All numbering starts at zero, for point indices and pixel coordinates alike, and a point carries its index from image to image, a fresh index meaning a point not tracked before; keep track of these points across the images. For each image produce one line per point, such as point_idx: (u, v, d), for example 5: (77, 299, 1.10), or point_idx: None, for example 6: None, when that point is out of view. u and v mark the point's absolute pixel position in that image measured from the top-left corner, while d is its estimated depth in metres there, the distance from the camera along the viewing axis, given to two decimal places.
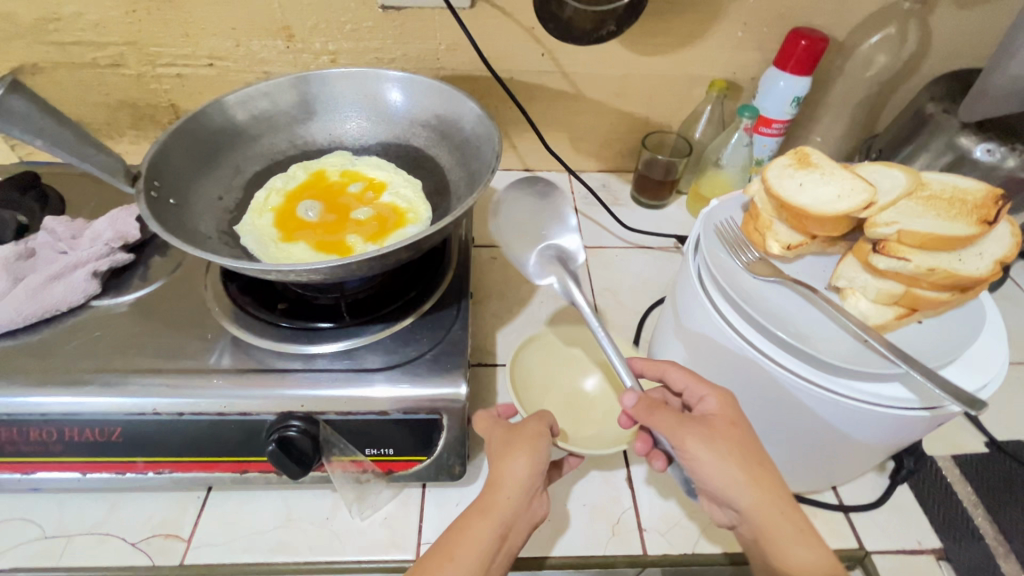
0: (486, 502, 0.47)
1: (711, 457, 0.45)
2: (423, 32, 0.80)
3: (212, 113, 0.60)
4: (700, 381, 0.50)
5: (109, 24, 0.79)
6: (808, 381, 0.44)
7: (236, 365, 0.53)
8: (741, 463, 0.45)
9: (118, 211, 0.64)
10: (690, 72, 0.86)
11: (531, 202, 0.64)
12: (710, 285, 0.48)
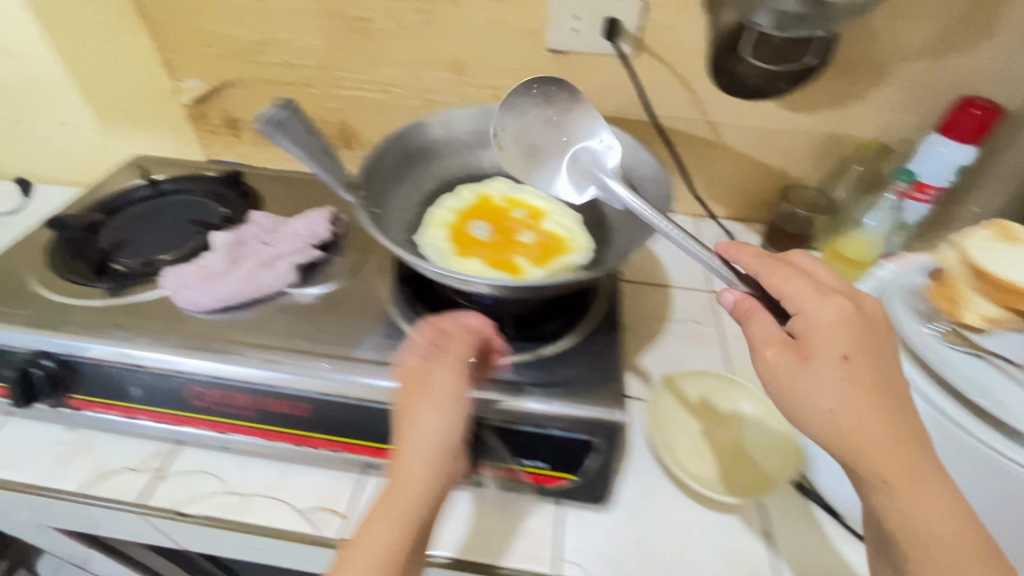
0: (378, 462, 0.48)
1: (821, 375, 0.42)
2: (581, 75, 0.86)
3: (410, 136, 0.68)
4: (819, 298, 0.45)
5: (310, 50, 0.90)
6: (999, 450, 0.47)
7: (408, 362, 0.57)
8: (852, 388, 0.42)
9: (314, 212, 0.73)
10: (841, 131, 0.86)
11: (541, 109, 0.67)
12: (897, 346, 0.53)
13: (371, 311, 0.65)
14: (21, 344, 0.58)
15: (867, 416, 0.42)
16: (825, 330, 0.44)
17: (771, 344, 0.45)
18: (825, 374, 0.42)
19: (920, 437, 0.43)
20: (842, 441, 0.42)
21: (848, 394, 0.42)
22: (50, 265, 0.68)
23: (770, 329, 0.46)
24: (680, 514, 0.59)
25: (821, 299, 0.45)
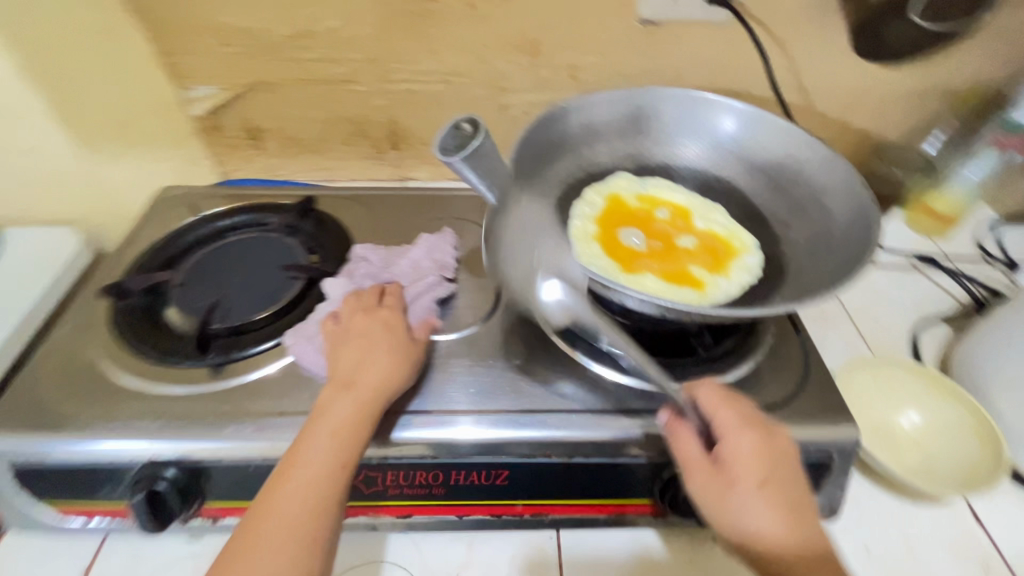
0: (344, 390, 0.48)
1: (741, 502, 0.40)
2: (673, 47, 0.78)
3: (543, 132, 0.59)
4: (739, 423, 0.43)
5: (356, 41, 0.76)
6: None
7: (609, 405, 0.51)
8: (768, 509, 0.40)
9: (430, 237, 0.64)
10: (933, 85, 0.83)
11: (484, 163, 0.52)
12: None
13: (532, 347, 0.57)
14: (135, 454, 0.47)
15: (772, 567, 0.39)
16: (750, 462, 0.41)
17: (690, 471, 0.43)
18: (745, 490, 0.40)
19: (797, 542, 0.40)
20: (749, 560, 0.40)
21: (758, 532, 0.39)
22: (122, 343, 0.54)
23: (694, 453, 0.43)
24: (894, 513, 0.57)
25: (738, 429, 0.42)
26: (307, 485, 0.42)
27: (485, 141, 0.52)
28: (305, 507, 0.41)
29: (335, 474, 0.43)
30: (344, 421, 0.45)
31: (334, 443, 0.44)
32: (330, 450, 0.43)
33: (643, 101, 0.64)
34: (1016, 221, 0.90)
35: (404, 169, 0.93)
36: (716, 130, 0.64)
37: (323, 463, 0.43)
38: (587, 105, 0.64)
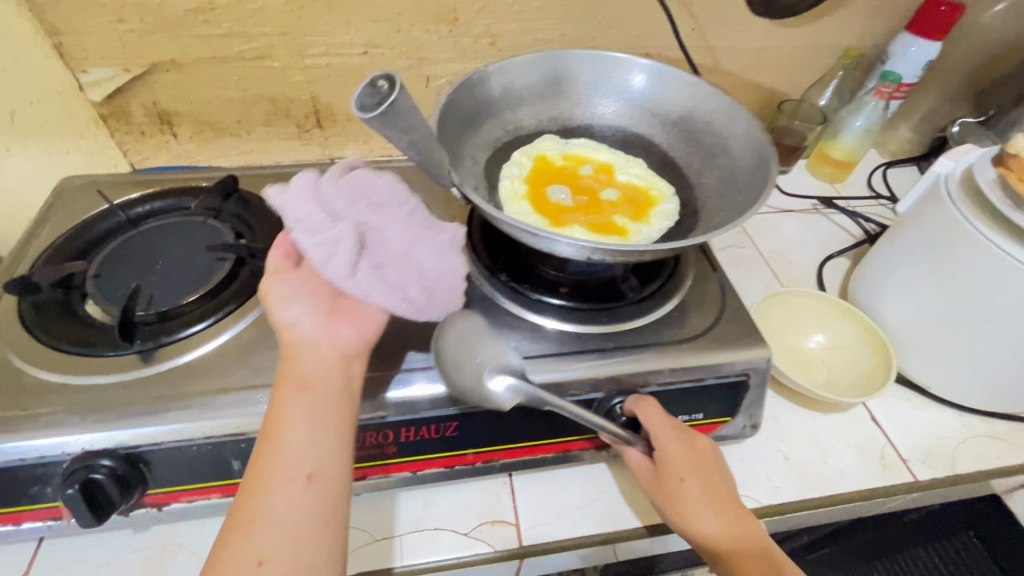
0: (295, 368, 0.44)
1: (683, 500, 0.49)
2: (588, 11, 0.80)
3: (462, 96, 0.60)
4: (664, 422, 0.51)
5: (266, 13, 0.74)
6: None
7: (545, 350, 0.55)
8: (706, 500, 0.49)
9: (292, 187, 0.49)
10: (824, 42, 0.91)
11: (407, 113, 0.47)
12: (980, 225, 0.57)
13: (473, 305, 0.59)
14: (66, 448, 0.45)
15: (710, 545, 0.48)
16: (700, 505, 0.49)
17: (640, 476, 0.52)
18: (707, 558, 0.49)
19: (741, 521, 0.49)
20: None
21: (695, 519, 0.48)
22: (37, 340, 0.51)
23: (640, 462, 0.52)
24: (806, 423, 0.64)
25: (668, 435, 0.50)
26: (294, 499, 0.39)
27: (400, 95, 0.45)
28: (289, 495, 0.39)
29: (312, 475, 0.40)
30: (315, 399, 0.42)
31: (308, 454, 0.41)
32: (304, 463, 0.40)
33: (559, 61, 0.65)
34: (899, 163, 1.01)
35: (331, 147, 0.92)
36: (632, 86, 0.66)
37: (295, 444, 0.41)
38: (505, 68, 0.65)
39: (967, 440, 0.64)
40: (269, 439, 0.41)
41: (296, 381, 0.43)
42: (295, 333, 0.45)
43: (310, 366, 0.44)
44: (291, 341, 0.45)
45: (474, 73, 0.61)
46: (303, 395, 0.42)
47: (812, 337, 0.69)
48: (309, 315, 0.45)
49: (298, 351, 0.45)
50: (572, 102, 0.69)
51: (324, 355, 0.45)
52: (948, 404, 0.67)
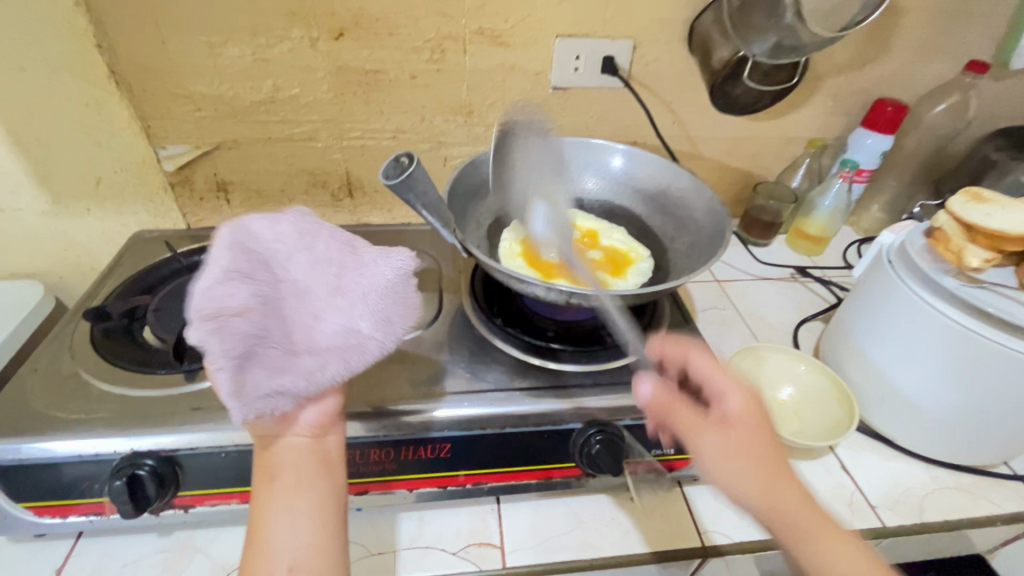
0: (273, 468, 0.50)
1: (738, 450, 0.47)
2: (581, 107, 0.95)
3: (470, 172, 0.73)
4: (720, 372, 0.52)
5: (315, 105, 0.90)
6: (994, 338, 0.59)
7: (532, 385, 0.62)
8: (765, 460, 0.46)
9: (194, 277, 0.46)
10: (790, 134, 1.04)
11: (421, 183, 0.59)
12: (913, 282, 0.66)
13: (472, 345, 0.68)
14: (116, 449, 0.53)
15: (739, 423, 0.48)
16: (744, 418, 0.49)
17: (693, 426, 0.49)
18: (718, 443, 0.47)
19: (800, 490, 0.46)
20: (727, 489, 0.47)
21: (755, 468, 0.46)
22: (103, 359, 0.61)
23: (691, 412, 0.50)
24: None
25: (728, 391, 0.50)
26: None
27: (420, 168, 0.59)
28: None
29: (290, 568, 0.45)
30: (290, 494, 0.48)
31: (292, 549, 0.46)
32: (284, 556, 0.45)
33: (553, 148, 0.78)
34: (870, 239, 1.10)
35: (359, 214, 1.06)
36: (614, 167, 0.79)
37: (279, 536, 0.46)
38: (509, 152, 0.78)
39: (935, 490, 0.68)
40: (257, 538, 0.47)
41: (274, 480, 0.49)
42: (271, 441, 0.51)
43: (286, 465, 0.50)
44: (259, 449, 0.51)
45: (481, 154, 0.74)
46: (282, 488, 0.49)
47: (783, 389, 0.75)
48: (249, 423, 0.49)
49: (270, 455, 0.50)
50: (566, 180, 0.81)
51: (293, 452, 0.50)
52: (916, 456, 0.71)
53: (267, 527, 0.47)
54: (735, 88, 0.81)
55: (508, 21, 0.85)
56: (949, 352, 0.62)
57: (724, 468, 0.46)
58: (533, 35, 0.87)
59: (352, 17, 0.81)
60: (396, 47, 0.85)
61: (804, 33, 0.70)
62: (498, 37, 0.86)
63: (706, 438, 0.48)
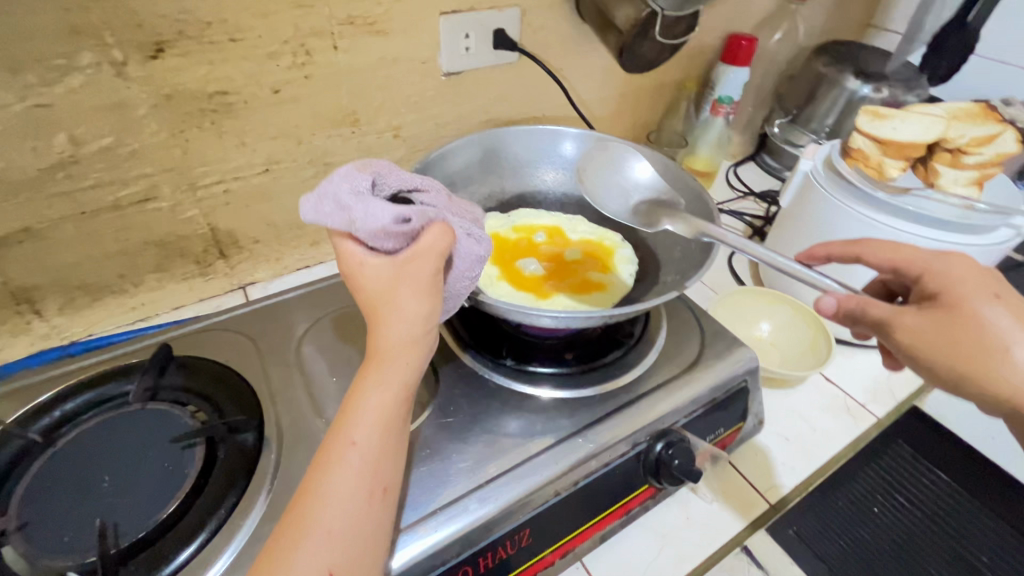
0: (375, 351, 0.42)
1: (993, 331, 0.42)
2: (478, 90, 0.85)
3: None
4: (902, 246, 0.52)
5: (143, 154, 0.65)
6: (927, 238, 0.67)
7: (579, 425, 0.55)
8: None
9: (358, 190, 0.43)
10: (666, 82, 1.06)
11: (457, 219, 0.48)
12: (849, 201, 0.71)
13: (487, 400, 0.58)
14: None
15: (975, 274, 0.45)
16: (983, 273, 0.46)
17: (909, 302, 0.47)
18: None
19: None
20: (965, 331, 0.43)
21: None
22: None
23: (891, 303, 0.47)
24: (785, 402, 0.73)
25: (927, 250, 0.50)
26: (349, 501, 0.38)
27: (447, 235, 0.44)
28: (363, 489, 0.39)
29: (385, 488, 0.40)
30: (385, 410, 0.41)
31: (369, 465, 0.40)
32: (382, 477, 0.40)
33: (489, 143, 0.70)
34: (742, 163, 1.22)
35: (238, 273, 0.83)
36: (562, 155, 0.73)
37: (372, 442, 0.40)
38: (441, 159, 0.67)
39: (891, 371, 0.79)
40: (342, 441, 0.40)
41: (384, 375, 0.41)
42: (378, 308, 0.43)
43: (406, 361, 0.42)
44: (389, 315, 0.42)
45: (418, 170, 0.62)
46: (383, 386, 0.41)
47: (761, 326, 0.80)
48: (431, 303, 0.43)
49: (392, 341, 0.42)
50: (504, 176, 0.73)
51: (410, 370, 0.42)
52: (868, 347, 0.81)
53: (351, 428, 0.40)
54: (642, 46, 0.78)
55: (381, 3, 0.69)
56: None
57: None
58: (412, 18, 0.72)
59: (170, 24, 0.58)
60: (243, 56, 0.64)
61: None
62: (372, 24, 0.70)
63: (932, 317, 0.45)
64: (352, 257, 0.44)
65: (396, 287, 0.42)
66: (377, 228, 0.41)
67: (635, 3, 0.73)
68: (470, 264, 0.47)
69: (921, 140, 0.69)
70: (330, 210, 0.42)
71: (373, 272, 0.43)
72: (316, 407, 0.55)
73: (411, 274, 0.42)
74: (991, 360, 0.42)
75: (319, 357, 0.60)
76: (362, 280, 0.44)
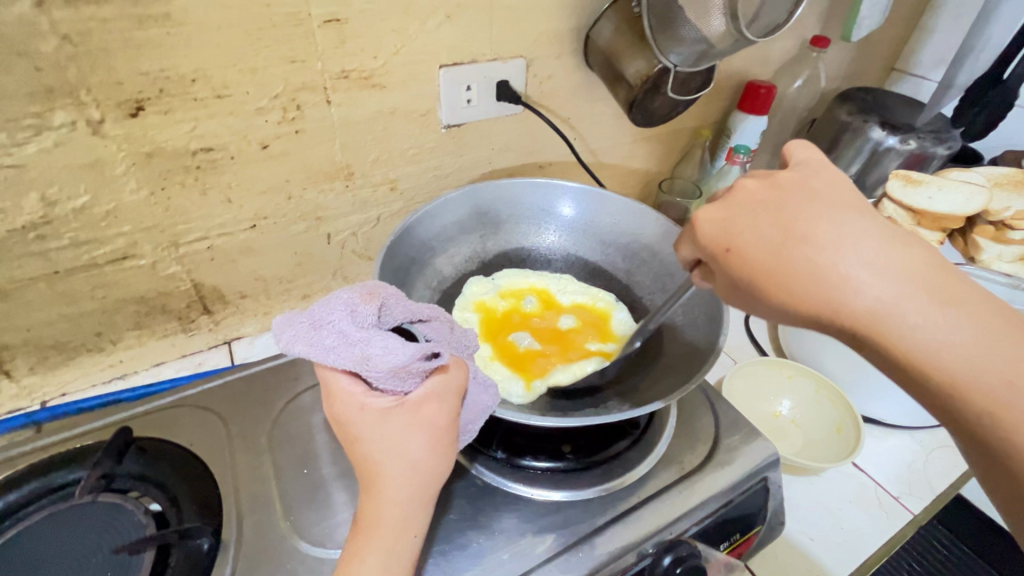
0: (370, 527, 0.31)
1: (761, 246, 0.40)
2: (479, 142, 0.81)
3: (386, 272, 0.54)
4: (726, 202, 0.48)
5: (122, 212, 0.62)
6: None
7: (576, 535, 0.49)
8: (780, 231, 0.40)
9: (365, 319, 0.31)
10: (680, 128, 1.01)
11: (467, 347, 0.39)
12: None
13: (478, 499, 0.52)
14: None
15: (744, 200, 0.42)
16: (750, 196, 0.43)
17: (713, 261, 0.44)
18: (826, 231, 0.38)
19: (890, 270, 0.36)
20: (770, 266, 0.40)
21: (814, 260, 0.38)
22: None
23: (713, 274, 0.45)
24: (808, 492, 0.65)
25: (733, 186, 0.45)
26: None
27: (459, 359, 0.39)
28: None
29: None
30: None
31: None
32: None
33: (471, 201, 0.63)
34: None
35: (224, 328, 0.79)
36: (559, 213, 0.67)
37: None
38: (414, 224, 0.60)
39: (925, 457, 0.71)
40: None
41: (385, 560, 0.30)
42: (376, 476, 0.31)
43: (410, 536, 0.31)
44: (392, 479, 0.31)
45: (390, 239, 0.56)
46: (385, 573, 0.30)
47: (782, 403, 0.73)
48: (448, 453, 0.32)
49: (394, 510, 0.31)
50: (485, 236, 0.67)
51: (415, 544, 0.32)
52: (900, 427, 0.74)
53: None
54: (654, 100, 0.74)
55: (378, 57, 0.66)
56: None
57: (852, 252, 0.37)
58: (412, 71, 0.69)
59: (151, 82, 0.55)
60: (229, 112, 0.61)
61: (720, 38, 0.64)
62: (368, 78, 0.67)
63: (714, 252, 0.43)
64: (344, 401, 0.32)
65: (410, 436, 0.31)
66: (402, 369, 0.30)
67: (646, 57, 0.70)
68: (476, 417, 0.38)
69: (963, 211, 0.62)
70: (332, 342, 0.30)
71: (378, 420, 0.31)
72: (284, 504, 0.49)
73: (428, 421, 0.31)
74: (804, 285, 0.38)
75: (293, 441, 0.55)
76: (352, 426, 0.31)
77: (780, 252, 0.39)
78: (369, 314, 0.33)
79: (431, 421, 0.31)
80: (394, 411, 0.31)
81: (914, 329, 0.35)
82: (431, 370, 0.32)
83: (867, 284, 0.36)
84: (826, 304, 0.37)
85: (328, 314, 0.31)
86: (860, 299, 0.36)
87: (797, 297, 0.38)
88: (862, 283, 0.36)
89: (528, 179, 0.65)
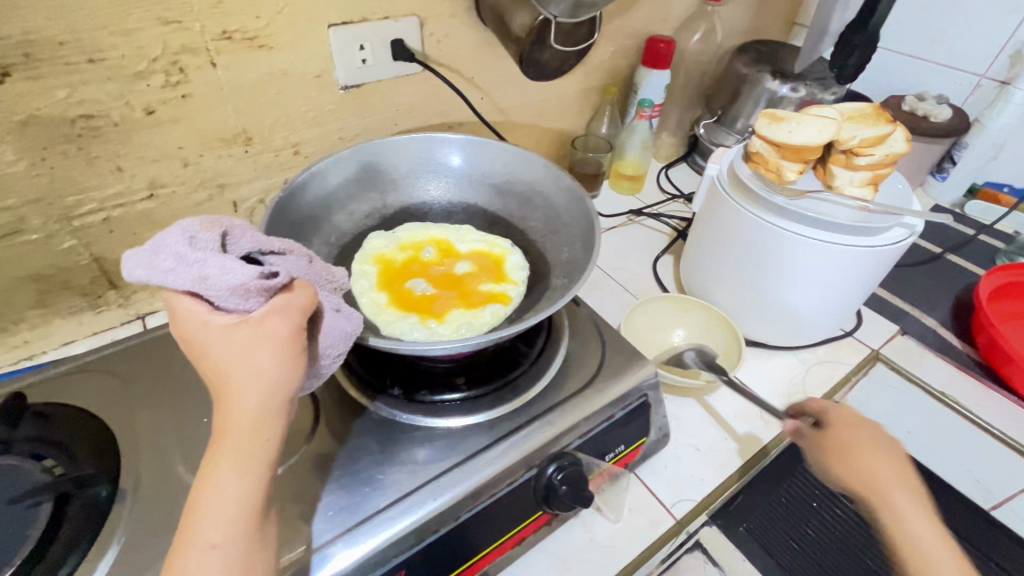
0: (223, 431, 0.34)
1: (832, 437, 0.58)
2: (382, 102, 0.82)
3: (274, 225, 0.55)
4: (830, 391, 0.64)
5: (2, 185, 0.61)
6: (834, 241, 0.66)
7: (465, 454, 0.53)
8: (884, 461, 0.55)
9: (201, 246, 0.36)
10: (588, 86, 1.05)
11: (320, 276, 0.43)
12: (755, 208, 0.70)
13: (379, 433, 0.55)
14: None
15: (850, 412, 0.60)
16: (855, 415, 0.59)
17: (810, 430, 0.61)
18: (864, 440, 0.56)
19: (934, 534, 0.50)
20: (850, 448, 0.56)
21: (869, 469, 0.54)
22: None
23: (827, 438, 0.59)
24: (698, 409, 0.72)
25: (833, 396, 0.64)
26: None
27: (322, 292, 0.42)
28: None
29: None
30: (246, 497, 0.33)
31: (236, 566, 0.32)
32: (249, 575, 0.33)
33: (362, 158, 0.66)
34: (674, 164, 1.22)
35: (135, 302, 0.79)
36: (450, 165, 0.70)
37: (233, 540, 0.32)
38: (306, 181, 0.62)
39: (804, 372, 0.79)
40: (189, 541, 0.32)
41: (241, 461, 0.33)
42: (226, 384, 0.34)
43: (265, 438, 0.34)
44: (240, 388, 0.34)
45: (277, 195, 0.57)
46: (242, 472, 0.33)
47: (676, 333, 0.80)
48: (294, 362, 0.35)
49: (244, 417, 0.34)
50: (384, 193, 0.69)
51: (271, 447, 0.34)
52: (784, 348, 0.82)
53: (206, 528, 0.32)
54: (542, 53, 0.77)
55: (261, 17, 0.66)
56: (808, 258, 0.68)
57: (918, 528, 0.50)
58: (299, 30, 0.69)
59: (14, 46, 0.54)
60: (107, 77, 0.60)
61: None
62: (253, 39, 0.67)
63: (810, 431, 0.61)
64: (191, 322, 0.36)
65: (253, 348, 0.35)
66: (238, 285, 0.35)
67: (530, 10, 0.72)
68: (337, 342, 0.42)
69: (818, 141, 0.67)
70: (168, 264, 0.35)
71: (221, 334, 0.35)
72: (186, 452, 0.52)
73: (270, 332, 0.35)
74: (862, 486, 0.54)
75: (196, 396, 0.56)
76: (201, 343, 0.35)
77: (859, 451, 0.56)
78: (210, 242, 0.37)
79: (273, 330, 0.35)
80: (237, 324, 0.35)
81: (933, 554, 0.49)
82: (269, 286, 0.36)
83: (897, 498, 0.53)
84: (867, 487, 0.54)
85: (167, 243, 0.36)
86: (885, 500, 0.53)
87: (843, 465, 0.56)
88: (883, 492, 0.53)
89: (420, 136, 0.68)
